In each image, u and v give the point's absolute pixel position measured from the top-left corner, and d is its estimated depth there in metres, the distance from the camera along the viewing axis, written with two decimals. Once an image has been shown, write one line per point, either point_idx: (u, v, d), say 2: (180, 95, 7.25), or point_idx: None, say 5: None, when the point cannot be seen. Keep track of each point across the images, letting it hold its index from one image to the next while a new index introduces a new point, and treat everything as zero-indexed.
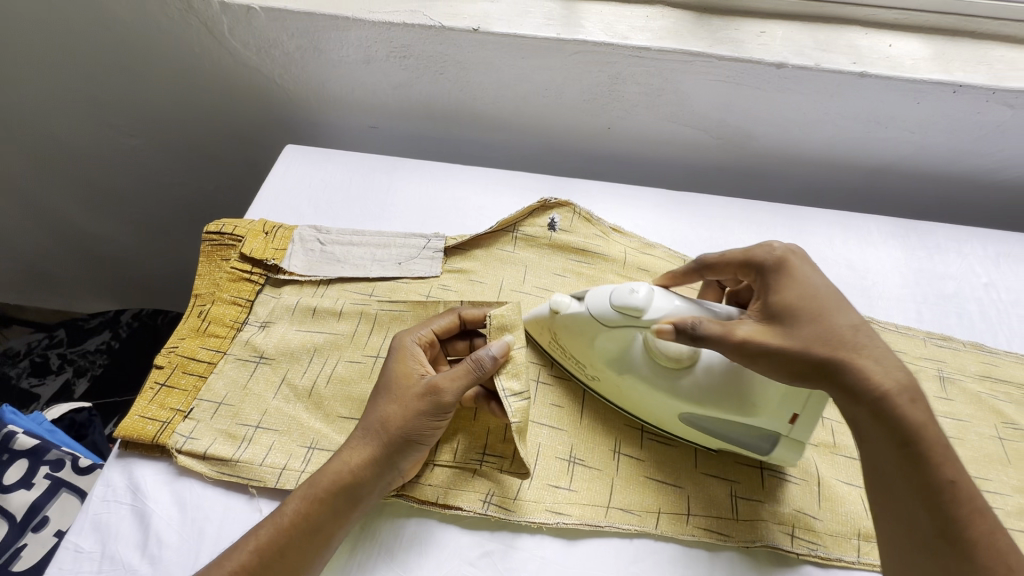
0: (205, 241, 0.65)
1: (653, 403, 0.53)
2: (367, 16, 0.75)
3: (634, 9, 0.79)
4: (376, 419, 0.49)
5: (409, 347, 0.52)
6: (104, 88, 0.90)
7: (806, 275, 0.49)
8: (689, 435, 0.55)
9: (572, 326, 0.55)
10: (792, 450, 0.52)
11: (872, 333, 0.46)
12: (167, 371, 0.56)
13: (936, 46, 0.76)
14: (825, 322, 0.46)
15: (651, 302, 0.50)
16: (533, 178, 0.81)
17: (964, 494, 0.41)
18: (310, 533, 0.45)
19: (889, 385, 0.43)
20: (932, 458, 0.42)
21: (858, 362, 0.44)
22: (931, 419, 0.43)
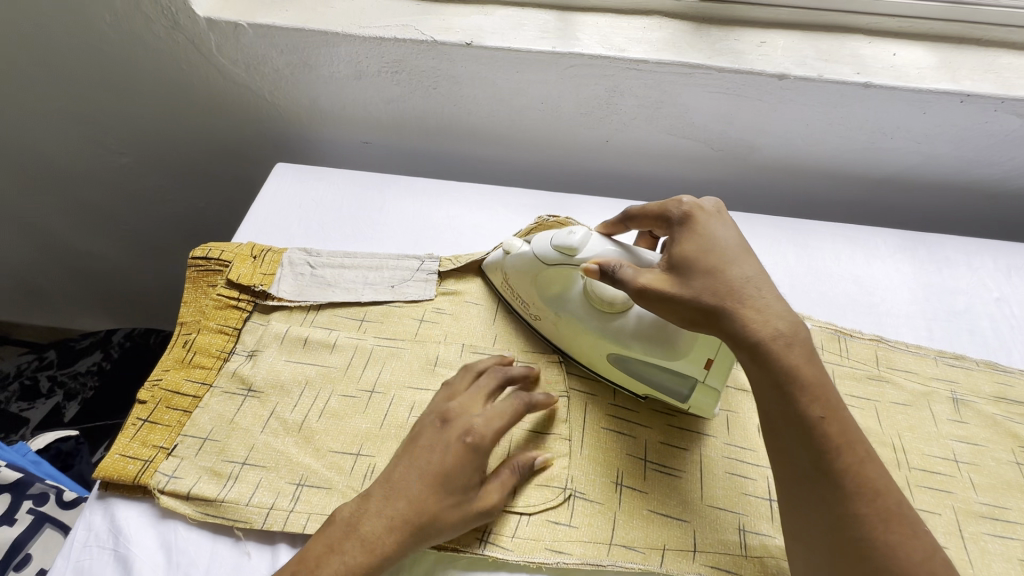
0: (192, 267, 0.64)
1: (588, 345, 0.57)
2: (357, 31, 0.73)
3: (630, 20, 0.77)
4: (416, 511, 0.45)
5: (480, 448, 0.48)
6: (91, 107, 0.88)
7: (708, 228, 0.50)
8: (618, 378, 0.58)
9: (519, 266, 0.60)
10: (707, 397, 0.54)
11: (764, 284, 0.47)
12: (150, 406, 0.54)
13: (941, 54, 0.74)
14: (717, 272, 0.47)
15: (587, 244, 0.54)
16: (529, 195, 0.79)
17: (836, 429, 0.42)
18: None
19: (767, 330, 0.45)
20: (805, 395, 0.43)
21: (743, 310, 0.45)
22: (806, 360, 0.44)
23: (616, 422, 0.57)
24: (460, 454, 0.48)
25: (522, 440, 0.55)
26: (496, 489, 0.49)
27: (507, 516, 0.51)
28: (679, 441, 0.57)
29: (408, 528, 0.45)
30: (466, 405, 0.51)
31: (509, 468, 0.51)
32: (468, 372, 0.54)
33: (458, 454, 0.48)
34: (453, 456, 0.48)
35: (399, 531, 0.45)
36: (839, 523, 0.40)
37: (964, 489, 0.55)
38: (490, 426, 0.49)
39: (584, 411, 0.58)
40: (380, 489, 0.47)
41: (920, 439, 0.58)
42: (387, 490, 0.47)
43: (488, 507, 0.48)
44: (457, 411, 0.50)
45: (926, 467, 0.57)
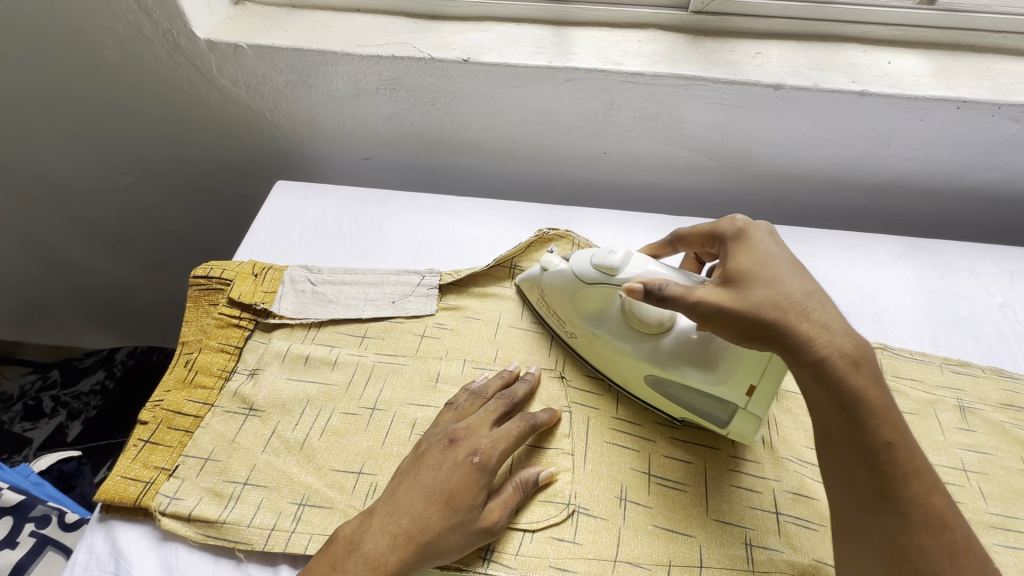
0: (193, 286, 0.64)
1: (624, 366, 0.58)
2: (355, 50, 0.74)
3: (625, 33, 0.78)
4: (416, 528, 0.46)
5: (485, 463, 0.49)
6: (94, 129, 0.89)
7: (762, 244, 0.50)
8: (656, 401, 0.58)
9: (555, 284, 0.61)
10: (748, 423, 0.52)
11: (823, 300, 0.46)
12: (151, 427, 0.54)
13: (936, 61, 0.75)
14: (777, 284, 0.46)
15: (627, 264, 0.55)
16: (528, 208, 0.79)
17: (902, 457, 0.41)
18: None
19: (834, 347, 0.43)
20: (873, 420, 0.41)
21: (805, 324, 0.44)
22: (875, 382, 0.42)
23: (619, 436, 0.57)
24: (466, 473, 0.48)
25: (523, 456, 0.55)
26: (498, 507, 0.49)
27: (510, 533, 0.51)
28: (683, 454, 0.56)
29: (410, 545, 0.45)
30: (473, 425, 0.52)
31: (514, 484, 0.50)
32: (475, 396, 0.55)
33: (465, 471, 0.49)
34: (460, 474, 0.48)
35: (401, 548, 0.45)
36: (902, 554, 0.39)
37: (974, 499, 0.55)
38: (495, 444, 0.50)
39: (587, 425, 0.57)
40: (383, 505, 0.47)
41: (927, 448, 0.58)
42: (389, 508, 0.47)
43: (490, 524, 0.47)
44: (465, 430, 0.52)
45: None
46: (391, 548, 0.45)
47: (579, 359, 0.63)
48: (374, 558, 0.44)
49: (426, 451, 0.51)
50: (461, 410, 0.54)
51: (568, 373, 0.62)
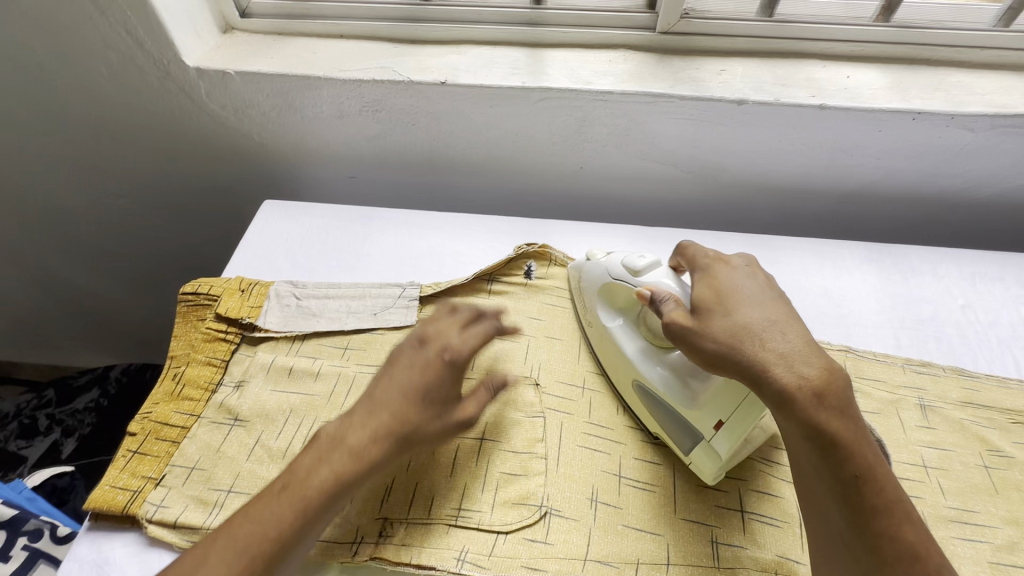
0: (181, 302, 0.66)
1: (622, 365, 0.61)
2: (337, 75, 0.77)
3: (596, 54, 0.81)
4: (392, 424, 0.47)
5: (458, 359, 0.51)
6: (89, 155, 0.92)
7: (727, 281, 0.54)
8: (637, 409, 0.61)
9: (592, 276, 0.66)
10: (708, 455, 0.54)
11: (790, 330, 0.49)
12: (139, 438, 0.56)
13: (893, 76, 0.78)
14: (736, 320, 0.50)
15: (649, 269, 0.59)
16: (507, 222, 0.82)
17: (869, 491, 0.43)
18: (328, 507, 0.44)
19: (794, 380, 0.45)
20: (837, 453, 0.44)
21: (765, 358, 0.47)
22: (839, 413, 0.45)
23: (592, 440, 0.59)
24: (438, 370, 0.50)
25: (499, 460, 0.57)
26: (471, 407, 0.51)
27: (484, 535, 0.53)
28: (652, 457, 0.58)
29: (387, 437, 0.46)
30: (444, 328, 0.53)
31: (482, 389, 0.53)
32: (443, 307, 0.56)
33: (436, 367, 0.50)
34: (433, 372, 0.49)
35: (378, 441, 0.46)
36: None
37: (933, 494, 0.57)
38: (465, 343, 0.52)
39: (560, 430, 0.59)
40: (364, 405, 0.48)
41: (889, 446, 0.60)
42: (370, 407, 0.47)
43: (462, 418, 0.50)
44: (435, 332, 0.52)
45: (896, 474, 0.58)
46: (375, 442, 0.46)
47: (555, 367, 0.65)
48: (357, 450, 0.45)
49: (401, 353, 0.52)
50: (433, 315, 0.55)
51: (544, 381, 0.64)
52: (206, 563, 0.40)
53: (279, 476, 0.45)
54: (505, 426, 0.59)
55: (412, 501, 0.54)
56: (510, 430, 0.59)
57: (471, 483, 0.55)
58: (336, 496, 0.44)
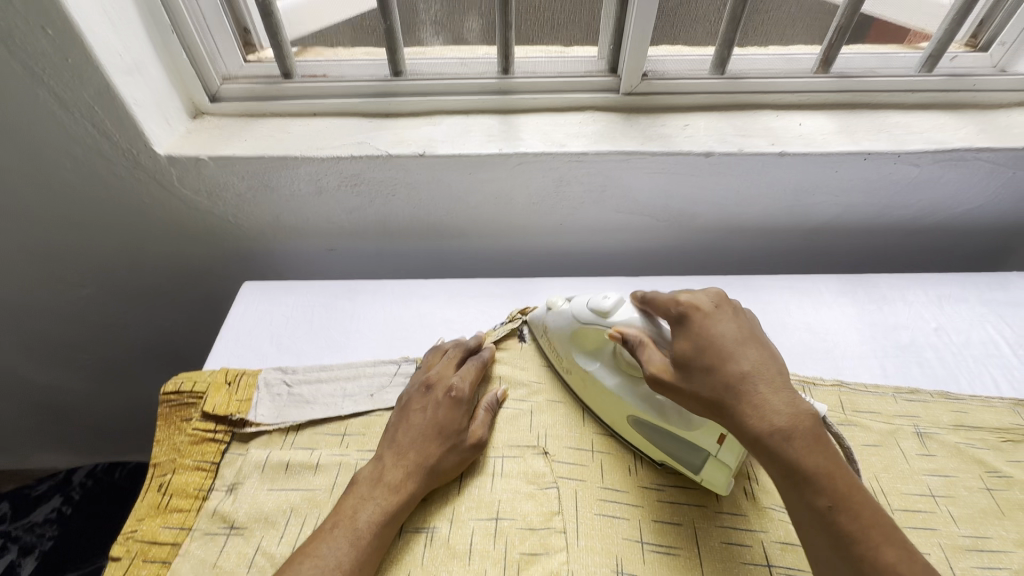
0: (163, 403, 0.62)
1: (613, 404, 0.61)
2: (314, 153, 0.78)
3: (566, 116, 0.85)
4: (417, 460, 0.57)
5: (462, 397, 0.62)
6: (49, 246, 0.87)
7: (708, 327, 0.54)
8: (639, 444, 0.61)
9: (557, 323, 0.67)
10: (719, 472, 0.55)
11: (763, 375, 0.51)
12: (125, 562, 0.52)
13: (840, 120, 0.85)
14: (715, 366, 0.52)
15: (617, 308, 0.60)
16: (495, 285, 0.82)
17: (846, 518, 0.44)
18: (374, 539, 0.52)
19: (766, 425, 0.48)
20: (811, 484, 0.46)
21: (740, 405, 0.50)
22: (810, 448, 0.47)
23: (609, 506, 0.58)
24: (449, 407, 0.61)
25: (517, 540, 0.55)
26: (480, 425, 0.62)
27: None
28: (672, 517, 0.57)
29: (416, 472, 0.56)
30: (442, 370, 0.65)
31: (483, 410, 0.63)
32: (438, 351, 0.68)
33: (447, 405, 0.61)
34: (443, 409, 0.61)
35: (411, 475, 0.56)
36: None
37: (946, 524, 0.58)
38: (465, 379, 0.64)
39: (576, 499, 0.58)
40: (390, 449, 0.58)
41: (896, 479, 0.61)
42: (396, 450, 0.58)
43: (476, 440, 0.60)
44: (437, 376, 0.64)
45: (908, 506, 0.59)
46: (405, 479, 0.55)
47: (562, 431, 0.64)
48: (392, 485, 0.55)
49: (410, 400, 0.62)
50: (428, 364, 0.66)
51: (552, 449, 0.62)
52: None
53: (327, 518, 0.53)
54: (518, 501, 0.58)
55: None
56: (525, 506, 0.57)
57: (491, 570, 0.53)
58: (378, 532, 0.52)
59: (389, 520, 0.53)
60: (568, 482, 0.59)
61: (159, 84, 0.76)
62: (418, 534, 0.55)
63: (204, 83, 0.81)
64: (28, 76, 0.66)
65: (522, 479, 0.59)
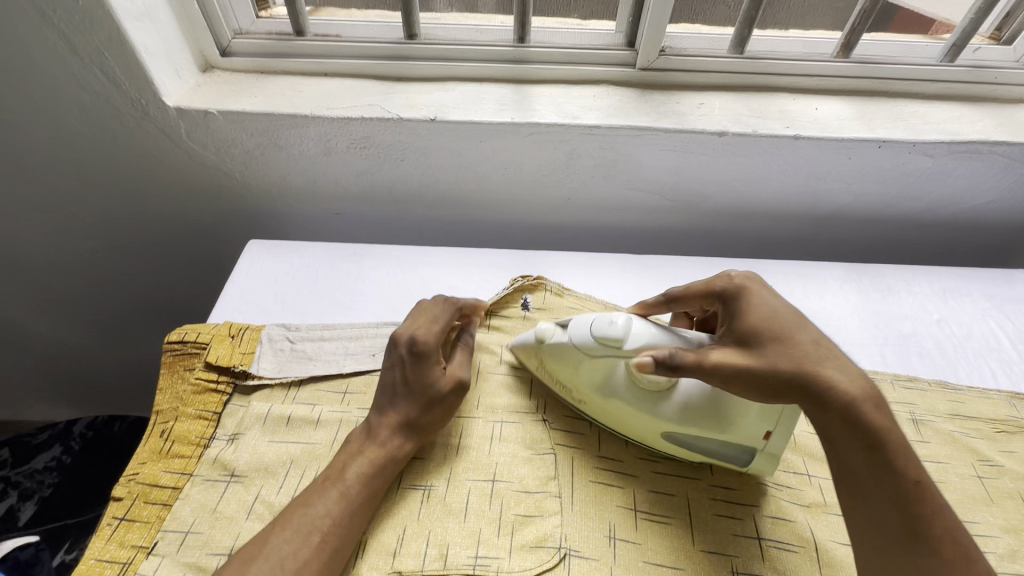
0: (167, 352, 0.63)
1: (641, 423, 0.57)
2: (324, 113, 0.77)
3: (580, 89, 0.84)
4: (394, 419, 0.56)
5: (425, 348, 0.59)
6: (54, 195, 0.87)
7: (771, 300, 0.54)
8: (671, 451, 0.58)
9: (558, 355, 0.60)
10: (767, 463, 0.55)
11: (836, 350, 0.50)
12: (126, 503, 0.52)
13: (857, 106, 0.84)
14: (795, 338, 0.50)
15: (630, 331, 0.55)
16: (501, 255, 0.82)
17: (927, 493, 0.45)
18: (364, 492, 0.52)
19: (855, 392, 0.47)
20: (897, 460, 0.45)
21: (829, 375, 0.48)
22: (893, 424, 0.47)
23: (605, 474, 0.58)
24: (414, 360, 0.58)
25: (513, 501, 0.55)
26: (459, 364, 0.61)
27: None
28: (666, 488, 0.58)
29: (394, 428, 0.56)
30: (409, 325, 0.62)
31: (461, 351, 0.63)
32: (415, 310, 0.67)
33: (412, 359, 0.59)
34: (410, 365, 0.58)
35: (391, 431, 0.56)
36: None
37: None
38: (428, 329, 0.60)
39: (572, 466, 0.59)
40: (375, 409, 0.58)
41: None
42: (378, 409, 0.58)
43: (450, 386, 0.58)
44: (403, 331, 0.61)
45: None
46: (391, 435, 0.56)
47: (561, 401, 0.65)
48: (379, 442, 0.55)
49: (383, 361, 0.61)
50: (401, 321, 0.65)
51: (551, 417, 0.63)
52: (276, 536, 0.48)
53: (322, 472, 0.54)
54: (515, 464, 0.58)
55: (425, 550, 0.52)
56: (522, 469, 0.58)
57: (486, 529, 0.54)
58: (367, 484, 0.53)
59: (377, 476, 0.53)
60: (566, 450, 0.60)
61: (171, 34, 0.75)
62: (415, 492, 0.56)
63: (216, 36, 0.80)
64: (39, 18, 0.66)
65: (520, 444, 0.60)
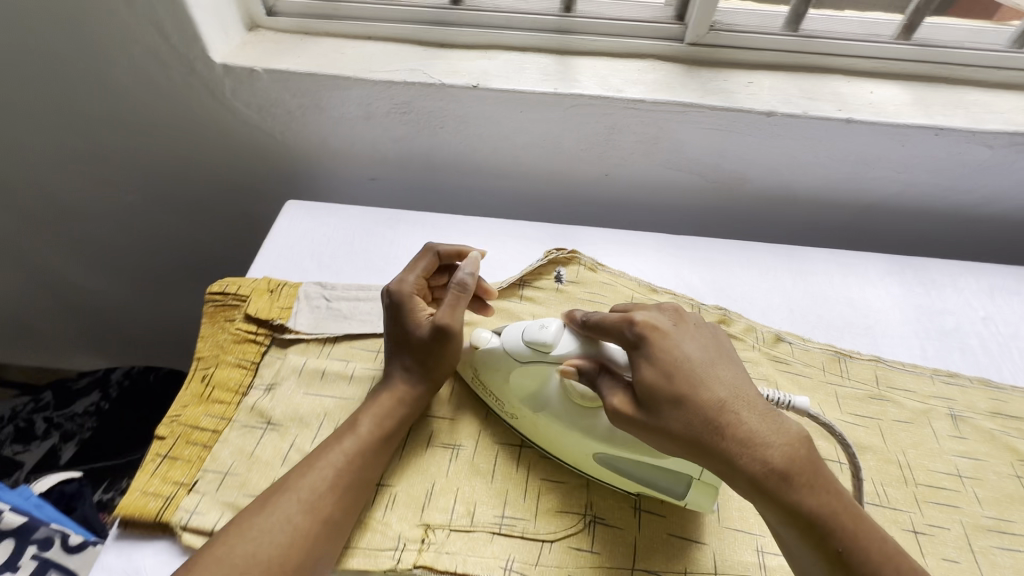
0: (209, 302, 0.64)
1: (569, 442, 0.54)
2: (367, 75, 0.77)
3: (625, 62, 0.82)
4: (396, 365, 0.58)
5: (402, 296, 0.59)
6: (103, 147, 0.89)
7: (667, 349, 0.48)
8: (602, 475, 0.55)
9: (489, 365, 0.57)
10: (704, 493, 0.50)
11: (743, 407, 0.46)
12: (169, 442, 0.54)
13: (914, 92, 0.80)
14: (687, 401, 0.46)
15: (559, 338, 0.53)
16: (536, 228, 0.81)
17: (859, 560, 0.42)
18: (378, 441, 0.53)
19: (761, 465, 0.44)
20: (819, 529, 0.43)
21: (729, 444, 0.44)
22: (815, 488, 0.44)
23: None
24: (395, 309, 0.59)
25: (539, 466, 0.57)
26: (447, 310, 0.57)
27: (532, 543, 0.52)
28: None
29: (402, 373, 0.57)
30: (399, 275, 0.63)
31: (452, 291, 0.58)
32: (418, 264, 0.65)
33: (393, 308, 0.59)
34: (392, 314, 0.59)
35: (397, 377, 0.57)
36: None
37: (970, 503, 0.58)
38: (407, 278, 0.60)
39: None
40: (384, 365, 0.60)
41: (924, 456, 0.61)
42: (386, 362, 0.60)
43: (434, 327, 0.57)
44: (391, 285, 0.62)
45: (932, 484, 0.59)
46: (395, 378, 0.57)
47: None
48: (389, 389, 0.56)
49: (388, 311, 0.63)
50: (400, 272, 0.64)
51: None
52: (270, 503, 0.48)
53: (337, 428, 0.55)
54: None
55: (455, 507, 0.53)
56: None
57: (512, 491, 0.55)
58: (380, 429, 0.54)
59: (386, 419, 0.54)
60: None
61: None
62: (444, 451, 0.57)
63: None
64: None
65: None
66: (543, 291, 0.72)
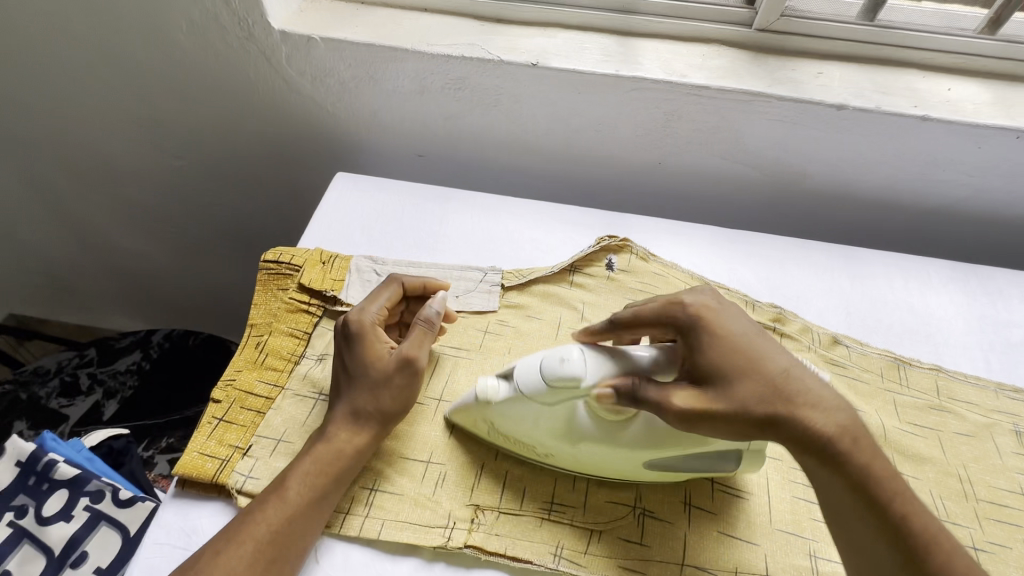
0: (262, 270, 0.65)
1: (619, 460, 0.51)
2: (424, 48, 0.76)
3: (689, 46, 0.79)
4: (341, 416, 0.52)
5: (366, 329, 0.54)
6: (157, 110, 0.90)
7: (725, 321, 0.48)
8: (656, 476, 0.53)
9: (505, 412, 0.52)
10: (755, 455, 0.52)
11: (806, 376, 0.46)
12: (224, 405, 0.55)
13: (995, 91, 0.76)
14: (757, 369, 0.46)
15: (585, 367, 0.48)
16: (586, 213, 0.79)
17: (921, 529, 0.42)
18: (304, 506, 0.47)
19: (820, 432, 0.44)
20: (879, 495, 0.42)
21: (797, 410, 0.44)
22: (874, 455, 0.44)
23: None
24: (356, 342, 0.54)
25: None
26: (412, 343, 0.54)
27: (580, 531, 0.52)
28: None
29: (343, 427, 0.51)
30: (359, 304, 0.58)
31: (419, 326, 0.55)
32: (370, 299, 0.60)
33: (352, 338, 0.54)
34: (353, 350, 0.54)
35: (339, 431, 0.51)
36: None
37: None
38: (369, 310, 0.56)
39: None
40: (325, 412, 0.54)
41: (985, 471, 0.59)
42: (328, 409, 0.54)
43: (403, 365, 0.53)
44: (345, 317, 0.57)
45: (992, 500, 0.57)
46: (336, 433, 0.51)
47: None
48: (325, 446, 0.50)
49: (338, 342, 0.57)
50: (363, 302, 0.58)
51: None
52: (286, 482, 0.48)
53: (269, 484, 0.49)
54: None
55: (504, 491, 0.53)
56: None
57: (561, 477, 0.54)
58: (309, 494, 0.48)
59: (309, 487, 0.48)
60: None
61: None
62: None
63: None
64: None
65: None
66: (594, 278, 0.71)
